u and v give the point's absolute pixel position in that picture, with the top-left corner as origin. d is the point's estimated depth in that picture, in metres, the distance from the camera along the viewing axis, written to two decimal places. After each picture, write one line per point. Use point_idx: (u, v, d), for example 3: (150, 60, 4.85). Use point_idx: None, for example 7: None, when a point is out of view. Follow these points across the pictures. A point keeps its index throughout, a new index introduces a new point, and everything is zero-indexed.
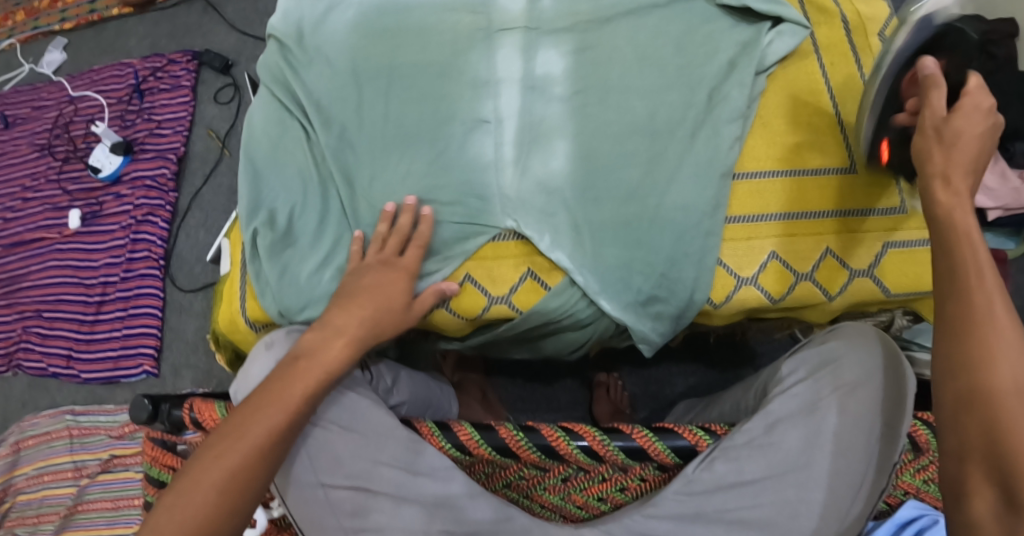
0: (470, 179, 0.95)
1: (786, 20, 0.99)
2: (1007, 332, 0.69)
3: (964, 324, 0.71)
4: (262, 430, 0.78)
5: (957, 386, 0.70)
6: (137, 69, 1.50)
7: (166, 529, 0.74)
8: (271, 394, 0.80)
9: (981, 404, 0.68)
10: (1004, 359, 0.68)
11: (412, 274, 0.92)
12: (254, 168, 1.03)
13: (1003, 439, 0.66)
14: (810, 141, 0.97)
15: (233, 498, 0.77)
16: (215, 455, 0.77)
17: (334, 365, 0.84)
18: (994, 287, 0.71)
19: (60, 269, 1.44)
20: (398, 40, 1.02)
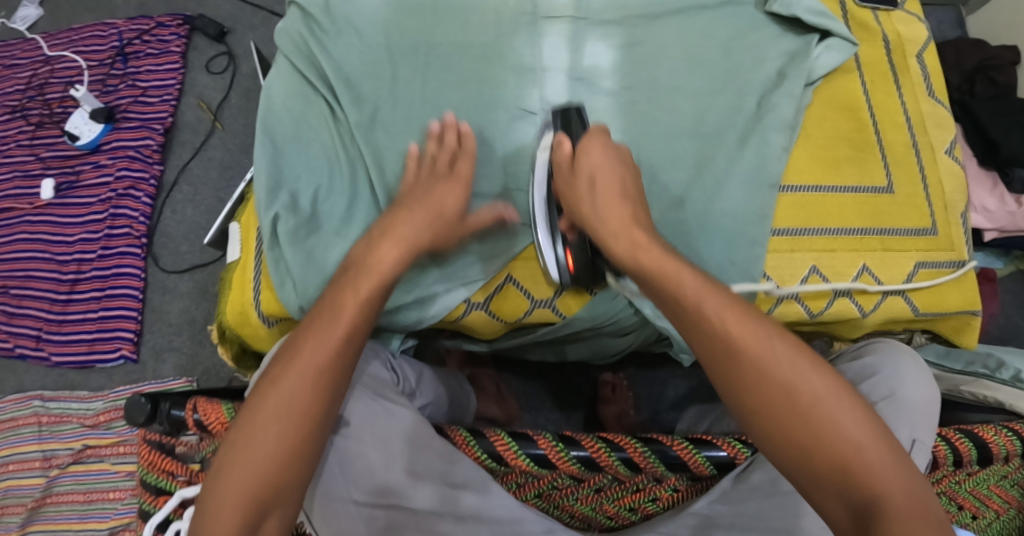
0: (513, 170, 0.95)
1: (834, 35, 0.99)
2: (760, 343, 0.72)
3: (727, 365, 0.72)
4: (319, 346, 0.75)
5: (762, 422, 0.71)
6: (123, 31, 1.41)
7: (232, 468, 0.71)
8: (315, 319, 0.77)
9: (785, 404, 0.70)
10: (783, 362, 0.71)
11: (464, 182, 0.88)
12: (273, 145, 0.96)
13: (819, 433, 0.69)
14: (849, 156, 0.96)
15: (292, 426, 0.73)
16: (274, 382, 0.74)
17: (391, 267, 0.81)
18: (721, 303, 0.74)
19: (30, 242, 1.34)
20: (437, 16, 0.99)
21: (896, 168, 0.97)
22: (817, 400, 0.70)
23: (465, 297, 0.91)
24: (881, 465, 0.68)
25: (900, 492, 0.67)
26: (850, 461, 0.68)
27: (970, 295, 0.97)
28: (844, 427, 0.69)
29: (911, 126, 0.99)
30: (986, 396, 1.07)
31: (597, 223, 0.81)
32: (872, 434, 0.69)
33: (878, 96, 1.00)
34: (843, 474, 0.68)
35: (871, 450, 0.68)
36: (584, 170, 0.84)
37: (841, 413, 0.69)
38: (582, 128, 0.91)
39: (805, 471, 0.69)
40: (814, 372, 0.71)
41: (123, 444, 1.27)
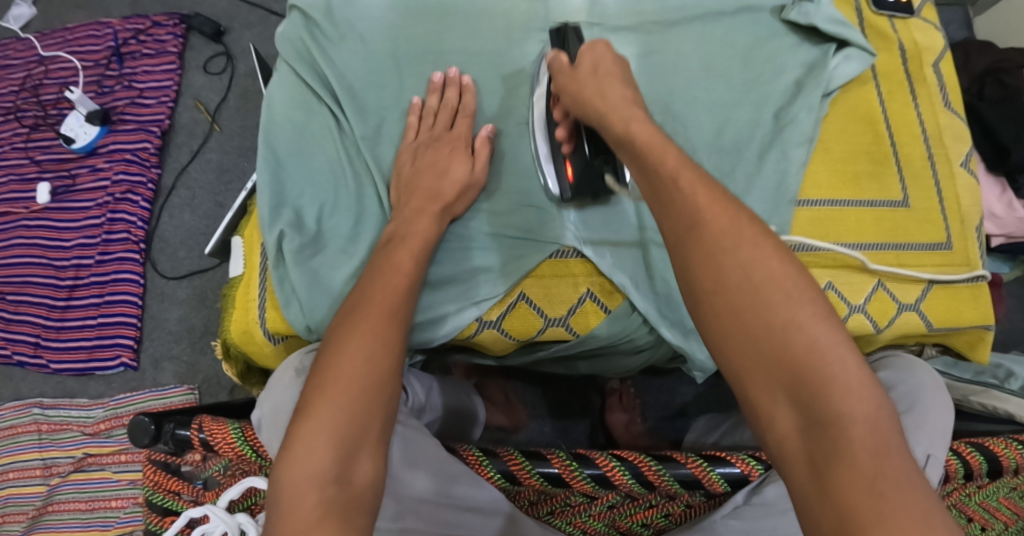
0: (524, 186, 0.93)
1: (853, 44, 0.97)
2: (727, 224, 0.69)
3: (686, 243, 0.70)
4: (387, 293, 0.80)
5: (714, 306, 0.68)
6: (118, 30, 1.38)
7: (323, 406, 0.71)
8: (377, 274, 0.82)
9: (744, 294, 0.66)
10: (745, 248, 0.68)
11: (465, 144, 0.92)
12: (275, 158, 0.94)
13: (775, 326, 0.65)
14: (867, 171, 0.95)
15: (379, 364, 0.75)
16: (349, 328, 0.77)
17: (427, 235, 0.86)
18: (697, 181, 0.72)
19: (26, 248, 1.33)
20: (443, 22, 0.97)
21: (914, 182, 0.96)
22: (777, 288, 0.66)
23: (477, 316, 0.89)
24: (837, 368, 0.63)
25: (854, 400, 0.62)
26: (801, 356, 0.64)
27: (985, 310, 0.95)
28: (801, 322, 0.65)
29: (927, 138, 0.98)
30: (995, 407, 1.06)
31: (597, 101, 0.82)
32: (830, 336, 0.64)
33: (896, 107, 0.98)
34: (791, 370, 0.64)
35: (826, 348, 0.64)
36: (587, 61, 0.85)
37: (801, 305, 0.65)
38: (579, 44, 0.91)
39: (756, 363, 0.65)
40: (779, 261, 0.67)
41: (124, 452, 1.26)
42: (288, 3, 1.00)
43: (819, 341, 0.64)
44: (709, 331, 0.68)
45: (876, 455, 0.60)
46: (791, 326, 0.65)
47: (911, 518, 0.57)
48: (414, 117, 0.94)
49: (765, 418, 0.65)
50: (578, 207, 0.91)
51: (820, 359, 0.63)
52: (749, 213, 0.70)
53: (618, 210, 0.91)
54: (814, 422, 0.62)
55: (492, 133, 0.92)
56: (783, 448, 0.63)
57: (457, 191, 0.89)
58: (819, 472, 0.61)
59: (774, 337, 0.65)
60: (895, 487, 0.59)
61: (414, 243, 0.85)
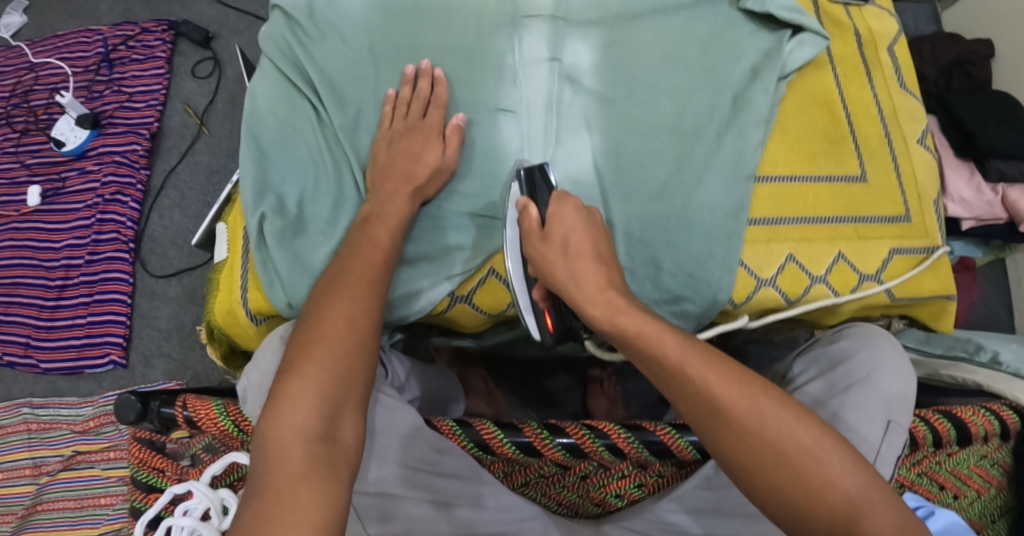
0: (495, 168, 0.96)
1: (807, 29, 1.01)
2: (745, 401, 0.74)
3: (711, 423, 0.74)
4: (366, 263, 0.84)
5: (751, 474, 0.73)
6: (108, 37, 1.42)
7: (307, 368, 0.76)
8: (357, 241, 0.86)
9: (770, 454, 0.72)
10: (767, 417, 0.73)
11: (438, 132, 0.95)
12: (258, 147, 0.98)
13: (805, 477, 0.72)
14: (824, 150, 0.99)
15: (360, 328, 0.80)
16: (331, 295, 0.81)
17: (401, 216, 0.90)
18: (698, 350, 0.77)
19: (17, 249, 1.36)
20: (420, 18, 1.00)
21: (871, 161, 1.00)
22: (803, 453, 0.72)
23: (450, 291, 0.94)
24: (874, 518, 0.70)
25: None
26: (839, 513, 0.71)
27: (945, 280, 0.99)
28: (832, 480, 0.71)
29: (884, 118, 1.02)
30: (965, 379, 1.09)
31: (571, 288, 0.82)
32: (860, 483, 0.71)
33: (852, 90, 1.03)
34: (836, 525, 0.71)
35: (860, 499, 0.71)
36: (556, 236, 0.84)
37: (828, 464, 0.72)
38: (549, 190, 0.90)
39: (802, 525, 0.72)
40: (799, 424, 0.73)
41: (114, 449, 1.29)
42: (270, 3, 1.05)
43: (850, 491, 0.71)
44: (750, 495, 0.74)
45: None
46: (827, 485, 0.71)
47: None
48: (388, 107, 0.97)
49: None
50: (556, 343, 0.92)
51: (857, 511, 0.71)
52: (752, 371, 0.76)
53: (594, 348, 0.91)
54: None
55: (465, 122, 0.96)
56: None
57: (428, 174, 0.93)
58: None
59: (813, 501, 0.71)
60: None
61: (390, 221, 0.89)
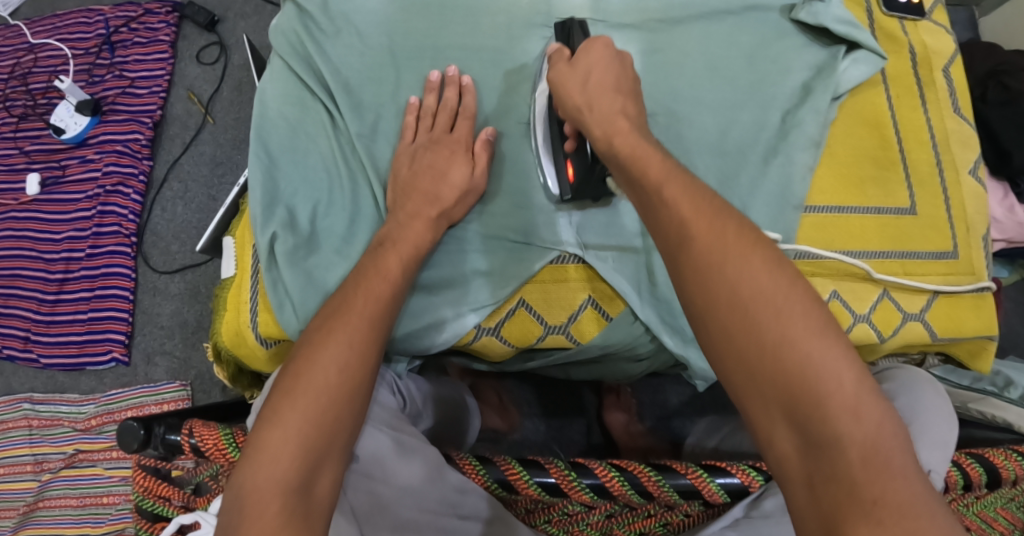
0: (525, 187, 0.88)
1: (862, 47, 0.96)
2: (715, 240, 0.66)
3: (677, 259, 0.68)
4: (370, 299, 0.78)
5: (708, 328, 0.65)
6: (109, 18, 1.35)
7: (290, 416, 0.70)
8: (365, 276, 0.79)
9: (733, 309, 0.64)
10: (734, 262, 0.65)
11: (465, 147, 0.88)
12: (268, 155, 0.90)
13: (765, 339, 0.63)
14: (873, 176, 0.94)
15: (354, 375, 0.74)
16: (325, 334, 0.75)
17: (420, 245, 0.82)
18: (684, 192, 0.70)
19: (15, 240, 1.31)
20: (444, 16, 0.95)
21: (920, 190, 0.95)
22: (766, 304, 0.63)
23: (476, 324, 0.84)
24: (833, 391, 0.60)
25: (858, 421, 0.60)
26: (794, 375, 0.61)
27: (988, 320, 0.94)
28: (792, 338, 0.62)
29: (936, 144, 0.96)
30: (994, 416, 1.04)
31: (586, 116, 0.80)
32: (827, 350, 0.61)
33: (904, 111, 0.97)
34: (786, 389, 0.61)
35: (821, 363, 0.61)
36: (582, 67, 0.82)
37: (797, 330, 0.62)
38: (584, 36, 0.89)
39: (750, 383, 0.63)
40: (773, 282, 0.64)
41: (116, 449, 1.25)
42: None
43: (811, 352, 0.61)
44: (709, 353, 0.66)
45: (878, 479, 0.58)
46: (783, 343, 0.62)
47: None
48: (411, 117, 0.90)
49: (764, 438, 0.63)
50: (577, 208, 0.87)
51: (814, 375, 0.61)
52: (743, 222, 0.68)
53: (619, 217, 0.86)
54: (813, 449, 0.60)
55: (492, 134, 0.88)
56: (783, 472, 0.61)
57: (456, 197, 0.85)
58: (823, 502, 0.59)
59: (766, 356, 0.62)
60: (897, 511, 0.57)
61: (404, 248, 0.81)
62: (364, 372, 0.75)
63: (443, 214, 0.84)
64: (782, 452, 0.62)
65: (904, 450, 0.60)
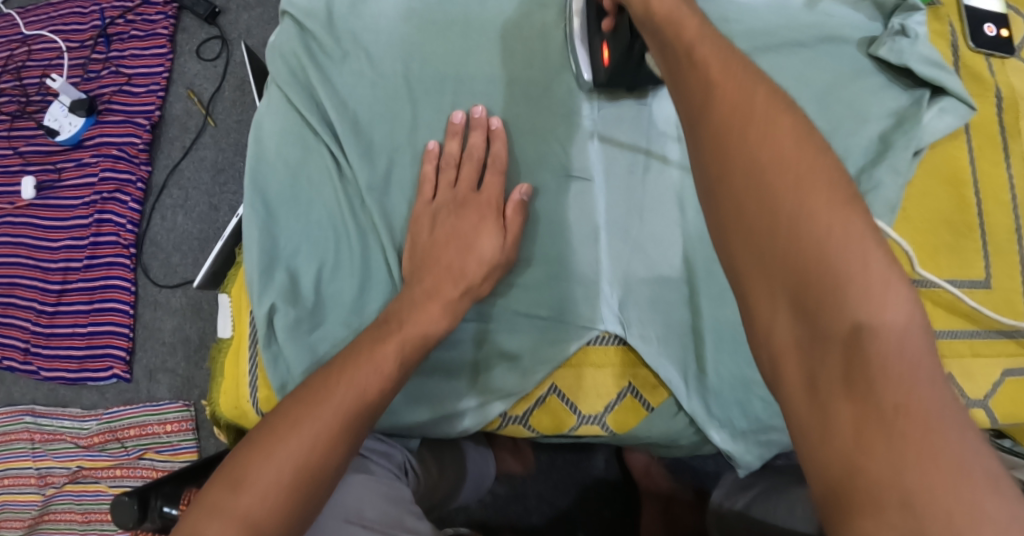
0: (563, 253, 0.79)
1: (948, 93, 0.85)
2: (744, 106, 0.53)
3: (695, 129, 0.55)
4: (351, 391, 0.66)
5: (716, 198, 0.53)
6: (105, 8, 1.25)
7: (226, 516, 0.60)
8: (354, 363, 0.68)
9: (747, 178, 0.51)
10: (756, 126, 0.52)
11: (493, 207, 0.78)
12: (265, 206, 0.80)
13: (783, 212, 0.50)
14: (949, 243, 0.85)
15: (312, 474, 0.63)
16: (289, 423, 0.64)
17: (432, 331, 0.72)
18: (719, 53, 0.56)
19: (12, 246, 1.24)
20: (468, 39, 0.84)
21: (999, 258, 0.85)
22: (787, 170, 0.51)
23: (503, 412, 0.77)
24: (854, 276, 0.48)
25: (882, 313, 0.48)
26: (809, 255, 0.49)
27: None
28: (812, 210, 0.50)
29: (1018, 206, 0.87)
30: None
31: None
32: (854, 228, 0.49)
33: (986, 167, 0.87)
34: (797, 270, 0.49)
35: (846, 241, 0.49)
36: None
37: (819, 203, 0.50)
38: None
39: (754, 262, 0.51)
40: (793, 145, 0.52)
41: (119, 467, 1.17)
42: (280, 8, 0.87)
43: (834, 228, 0.49)
44: (711, 225, 0.53)
45: (898, 382, 0.46)
46: (801, 214, 0.50)
47: (942, 472, 0.44)
48: (430, 165, 0.80)
49: (761, 330, 0.51)
50: (609, 97, 0.83)
51: (833, 255, 0.49)
52: (774, 91, 0.54)
53: (644, 115, 0.82)
54: (821, 343, 0.48)
55: (528, 190, 0.78)
56: (780, 374, 0.49)
57: (483, 273, 0.75)
58: (826, 404, 0.47)
59: (778, 229, 0.50)
60: (921, 426, 0.45)
61: (410, 333, 0.71)
62: (325, 473, 0.64)
63: (465, 293, 0.74)
64: (781, 346, 0.50)
65: (933, 353, 0.47)
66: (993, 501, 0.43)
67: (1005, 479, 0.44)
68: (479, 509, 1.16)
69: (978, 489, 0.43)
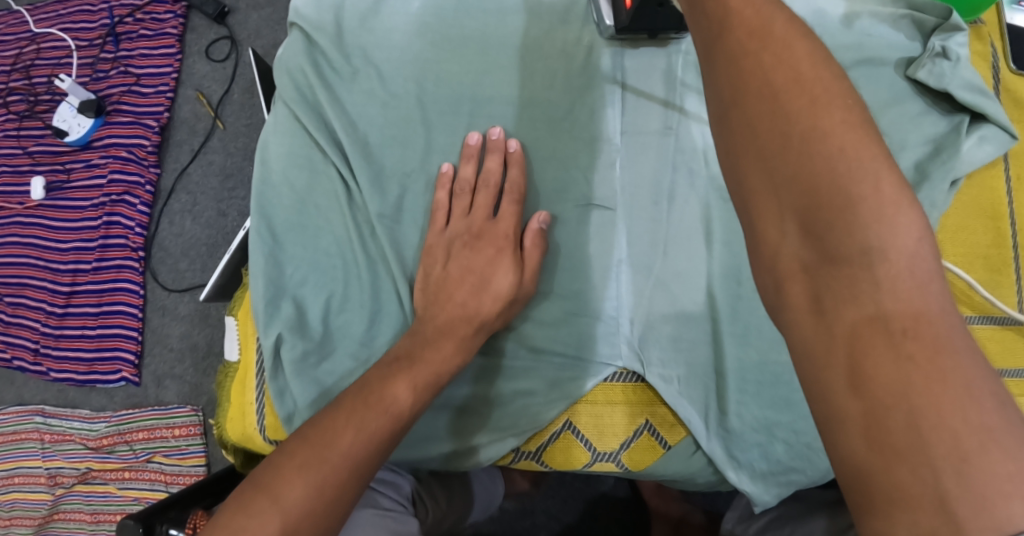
0: (582, 289, 0.77)
1: (989, 121, 0.81)
2: (767, 34, 0.52)
3: (713, 49, 0.54)
4: (359, 435, 0.64)
5: (731, 119, 0.53)
6: (114, 6, 1.23)
7: None
8: (361, 405, 0.66)
9: (760, 97, 0.52)
10: (774, 48, 0.52)
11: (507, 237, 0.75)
12: (271, 233, 0.79)
13: (801, 136, 0.51)
14: (983, 280, 0.82)
15: (318, 523, 0.61)
16: (296, 467, 0.62)
17: (446, 369, 0.70)
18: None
19: (21, 247, 1.22)
20: (488, 56, 0.81)
21: None
22: (802, 92, 0.51)
23: (515, 447, 0.76)
24: (864, 195, 0.49)
25: (893, 235, 0.49)
26: (822, 178, 0.50)
27: None
28: (826, 131, 0.50)
29: None
30: None
31: None
32: (866, 148, 0.50)
33: None
34: (808, 192, 0.50)
35: (858, 162, 0.50)
36: None
37: (833, 122, 0.50)
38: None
39: (767, 182, 0.51)
40: (809, 67, 0.52)
41: (127, 470, 1.16)
42: (288, 19, 0.83)
43: (846, 148, 0.50)
44: (724, 147, 0.54)
45: (904, 298, 0.48)
46: (815, 137, 0.50)
47: (945, 387, 0.46)
48: (444, 192, 0.78)
49: (769, 251, 0.52)
50: (631, 46, 0.81)
51: (846, 177, 0.49)
52: (791, 16, 0.53)
53: (669, 64, 0.80)
54: (830, 264, 0.49)
55: (547, 219, 0.76)
56: (786, 297, 0.51)
57: (499, 308, 0.73)
58: (835, 322, 0.49)
59: (790, 152, 0.51)
60: (926, 347, 0.47)
61: (421, 371, 0.69)
62: (332, 521, 0.62)
63: (478, 328, 0.73)
64: (788, 270, 0.51)
65: (939, 269, 0.49)
66: (994, 417, 0.46)
67: (1004, 393, 0.47)
68: (487, 523, 1.16)
69: (978, 404, 0.46)
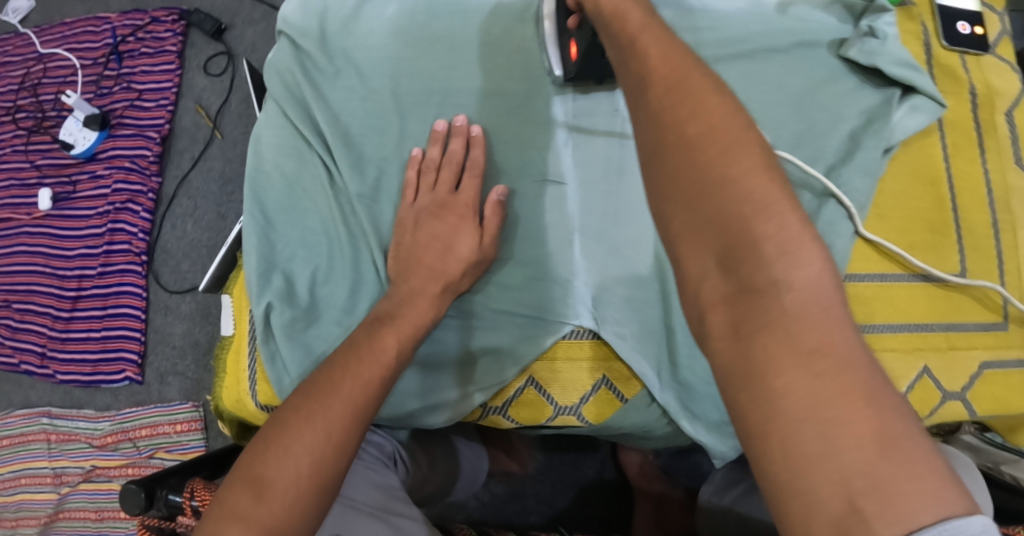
0: (541, 257, 0.83)
1: (920, 92, 0.86)
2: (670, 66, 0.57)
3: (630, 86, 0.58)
4: (357, 385, 0.70)
5: (653, 166, 0.56)
6: (116, 27, 1.33)
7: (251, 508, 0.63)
8: (356, 359, 0.72)
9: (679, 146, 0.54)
10: (687, 103, 0.55)
11: (471, 209, 0.82)
12: (264, 214, 0.85)
13: (713, 189, 0.53)
14: (926, 240, 0.86)
15: (328, 465, 0.66)
16: (303, 416, 0.67)
17: (420, 324, 0.77)
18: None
19: (30, 255, 1.29)
20: (453, 53, 0.87)
21: (975, 252, 0.87)
22: (713, 141, 0.54)
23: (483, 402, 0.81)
24: (770, 234, 0.52)
25: (798, 269, 0.51)
26: (734, 221, 0.52)
27: None
28: (736, 175, 0.53)
29: (993, 202, 0.88)
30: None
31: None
32: (771, 193, 0.53)
33: (961, 165, 0.89)
34: (721, 234, 0.53)
35: (764, 204, 0.52)
36: None
37: (742, 169, 0.53)
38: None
39: (688, 230, 0.54)
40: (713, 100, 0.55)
41: (131, 466, 1.21)
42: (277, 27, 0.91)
43: (754, 192, 0.53)
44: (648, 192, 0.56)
45: (813, 327, 0.50)
46: (725, 184, 0.53)
47: (854, 405, 0.49)
48: (413, 170, 0.84)
49: (691, 287, 0.54)
50: (583, 91, 0.85)
51: (752, 217, 0.52)
52: (707, 73, 0.57)
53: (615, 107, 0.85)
54: (749, 297, 0.52)
55: (504, 191, 0.82)
56: (707, 337, 0.53)
57: (462, 270, 0.80)
58: (752, 351, 0.51)
59: (704, 195, 0.53)
60: (837, 366, 0.49)
61: (403, 326, 0.75)
62: (340, 463, 0.67)
63: (447, 289, 0.79)
64: (709, 301, 0.53)
65: (845, 303, 0.52)
66: (901, 429, 0.48)
67: (910, 415, 0.49)
68: (479, 509, 1.19)
69: (887, 421, 0.48)
